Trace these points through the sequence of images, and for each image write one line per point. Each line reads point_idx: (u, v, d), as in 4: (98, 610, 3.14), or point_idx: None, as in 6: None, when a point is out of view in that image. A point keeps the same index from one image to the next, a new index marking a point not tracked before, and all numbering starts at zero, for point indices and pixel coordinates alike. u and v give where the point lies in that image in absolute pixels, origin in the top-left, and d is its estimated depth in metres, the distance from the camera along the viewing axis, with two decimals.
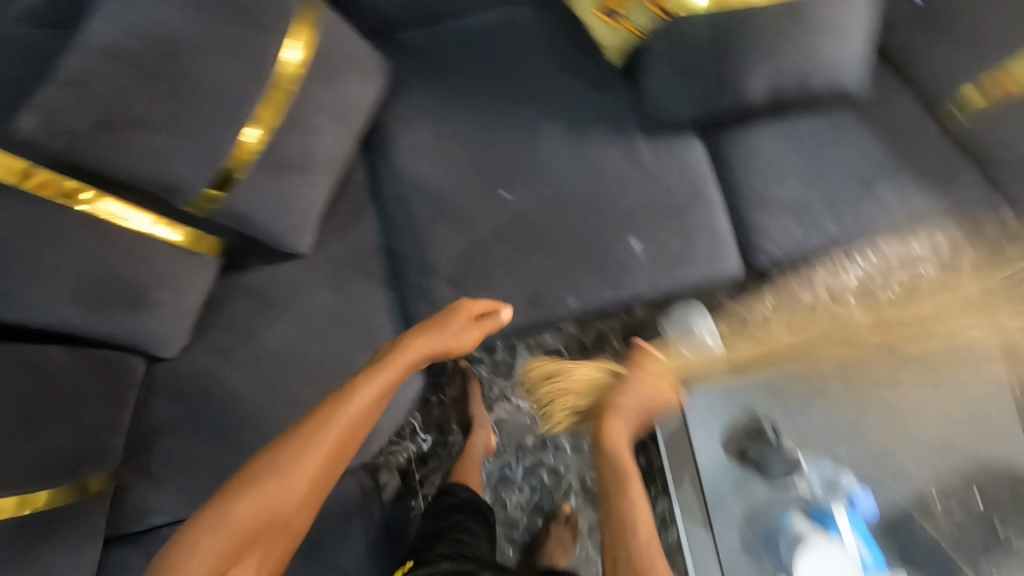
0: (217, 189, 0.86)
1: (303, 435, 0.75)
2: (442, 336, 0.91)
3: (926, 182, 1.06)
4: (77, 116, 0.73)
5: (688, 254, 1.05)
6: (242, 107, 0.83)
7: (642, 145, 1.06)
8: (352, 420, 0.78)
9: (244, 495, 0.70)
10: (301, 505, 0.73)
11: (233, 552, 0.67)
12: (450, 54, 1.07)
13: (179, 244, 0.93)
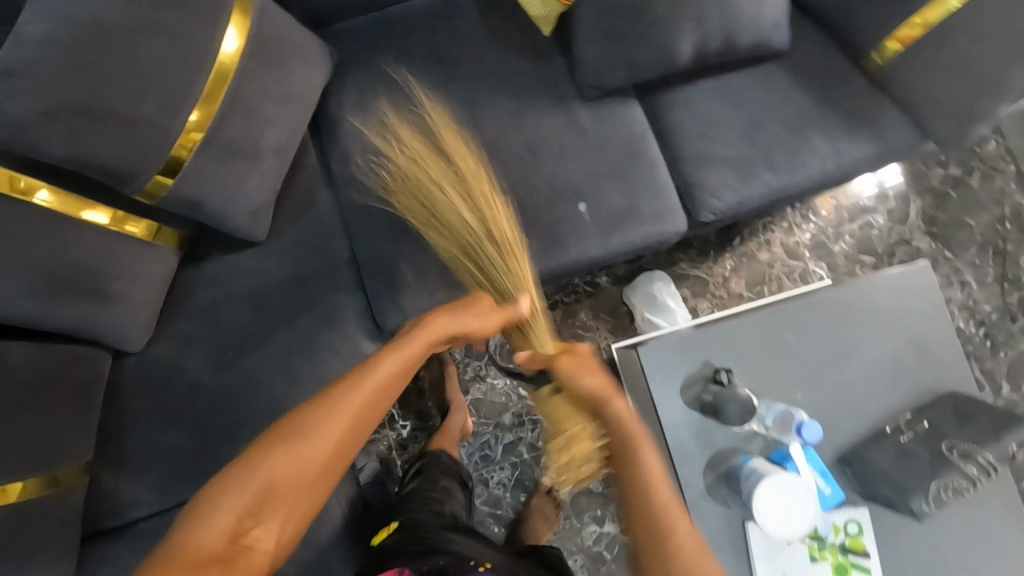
0: (167, 175, 0.88)
1: (327, 398, 0.69)
2: (466, 314, 0.83)
3: (861, 129, 1.08)
4: (21, 109, 0.75)
5: (634, 212, 1.08)
6: (182, 94, 0.85)
7: (584, 113, 1.09)
8: (380, 386, 0.71)
9: (263, 449, 0.65)
10: (323, 470, 0.67)
11: (255, 507, 0.63)
12: (386, 38, 1.11)
13: (139, 236, 0.95)
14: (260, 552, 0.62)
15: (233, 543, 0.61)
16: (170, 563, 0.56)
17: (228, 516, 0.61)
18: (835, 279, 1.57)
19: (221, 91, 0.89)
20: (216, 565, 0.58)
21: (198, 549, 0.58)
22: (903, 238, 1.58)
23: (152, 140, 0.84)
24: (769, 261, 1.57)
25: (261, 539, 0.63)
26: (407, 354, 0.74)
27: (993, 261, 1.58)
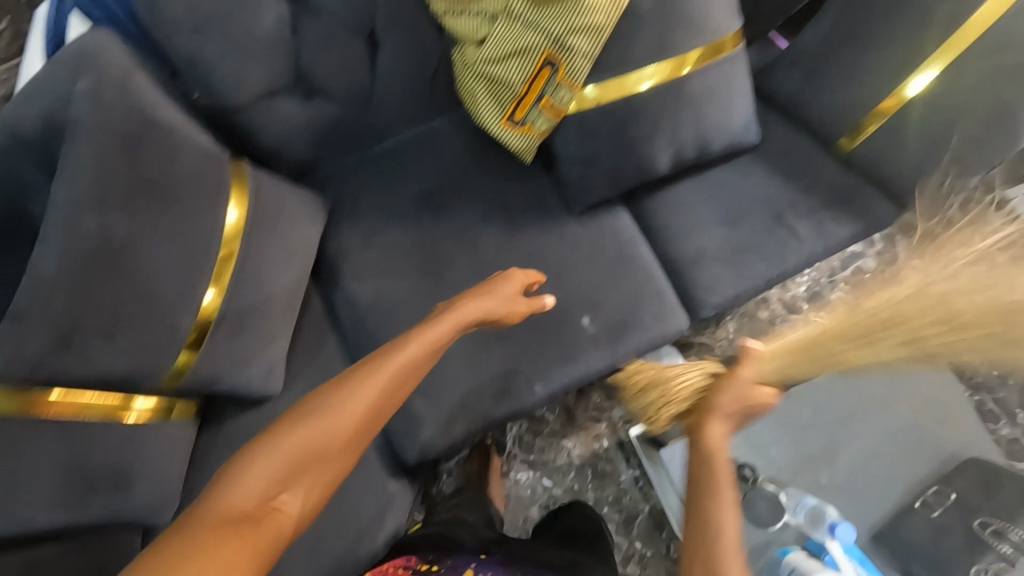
0: (191, 350, 0.92)
1: (347, 376, 0.71)
2: (490, 300, 0.85)
3: (842, 208, 1.11)
4: (36, 341, 0.75)
5: (635, 320, 1.09)
6: (192, 279, 0.89)
7: (573, 226, 1.12)
8: (400, 369, 0.73)
9: (290, 420, 0.66)
10: (349, 444, 0.67)
11: (284, 473, 0.63)
12: (371, 179, 1.14)
13: (154, 416, 0.97)
14: (285, 518, 0.61)
15: (262, 507, 0.61)
16: (202, 521, 0.57)
17: (256, 482, 0.61)
18: None
19: (229, 265, 0.93)
20: (243, 526, 0.58)
21: (229, 509, 0.59)
22: (896, 278, 1.61)
23: (167, 329, 0.87)
24: (770, 319, 1.60)
25: (287, 504, 0.62)
26: (431, 336, 0.78)
27: None
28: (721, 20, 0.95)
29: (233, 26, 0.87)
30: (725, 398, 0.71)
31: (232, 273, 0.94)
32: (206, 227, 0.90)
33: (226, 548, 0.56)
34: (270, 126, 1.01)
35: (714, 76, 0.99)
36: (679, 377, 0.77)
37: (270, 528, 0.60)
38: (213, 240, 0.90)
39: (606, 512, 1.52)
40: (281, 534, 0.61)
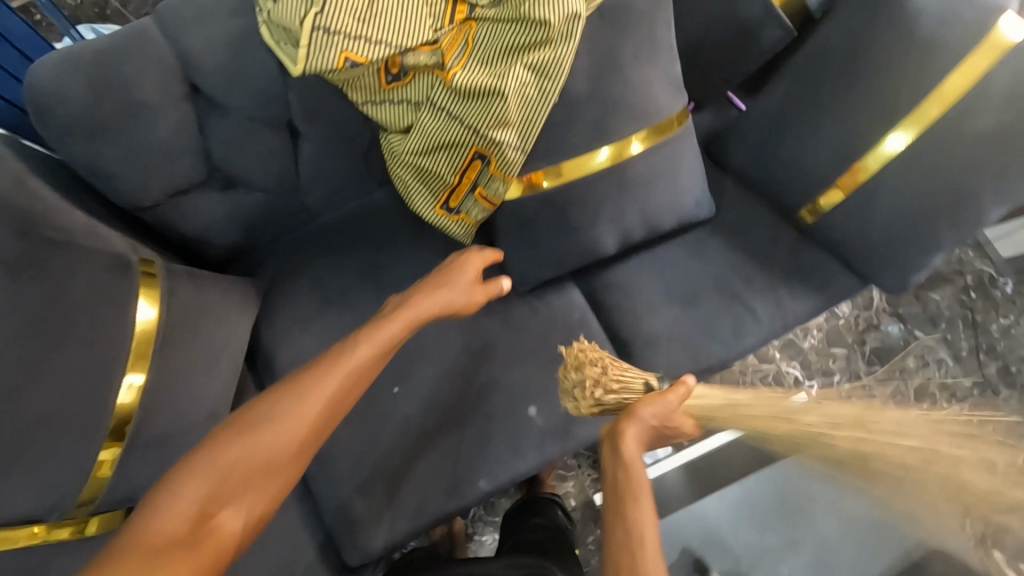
0: (114, 442, 0.84)
1: (291, 386, 0.67)
2: (443, 294, 0.80)
3: (801, 282, 1.05)
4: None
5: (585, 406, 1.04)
6: (101, 392, 0.82)
7: (521, 308, 1.07)
8: (351, 373, 0.69)
9: (232, 433, 0.62)
10: (293, 454, 0.64)
11: (224, 487, 0.60)
12: (306, 263, 1.08)
13: (70, 535, 0.83)
14: (226, 536, 0.58)
15: (197, 529, 0.57)
16: (131, 550, 0.53)
17: (191, 501, 0.58)
18: (810, 378, 1.54)
19: (144, 365, 0.87)
20: (179, 550, 0.55)
21: (161, 533, 0.55)
22: (870, 324, 1.56)
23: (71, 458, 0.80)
24: (742, 369, 1.55)
25: (227, 522, 0.59)
26: (382, 338, 0.73)
27: (965, 333, 1.55)
28: (663, 101, 0.88)
29: (132, 130, 0.81)
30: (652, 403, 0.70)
31: (150, 371, 0.87)
32: (112, 343, 0.83)
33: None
34: (187, 221, 0.94)
35: (660, 158, 0.92)
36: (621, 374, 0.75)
37: (207, 549, 0.57)
38: (123, 348, 0.84)
39: None
40: (220, 552, 0.57)
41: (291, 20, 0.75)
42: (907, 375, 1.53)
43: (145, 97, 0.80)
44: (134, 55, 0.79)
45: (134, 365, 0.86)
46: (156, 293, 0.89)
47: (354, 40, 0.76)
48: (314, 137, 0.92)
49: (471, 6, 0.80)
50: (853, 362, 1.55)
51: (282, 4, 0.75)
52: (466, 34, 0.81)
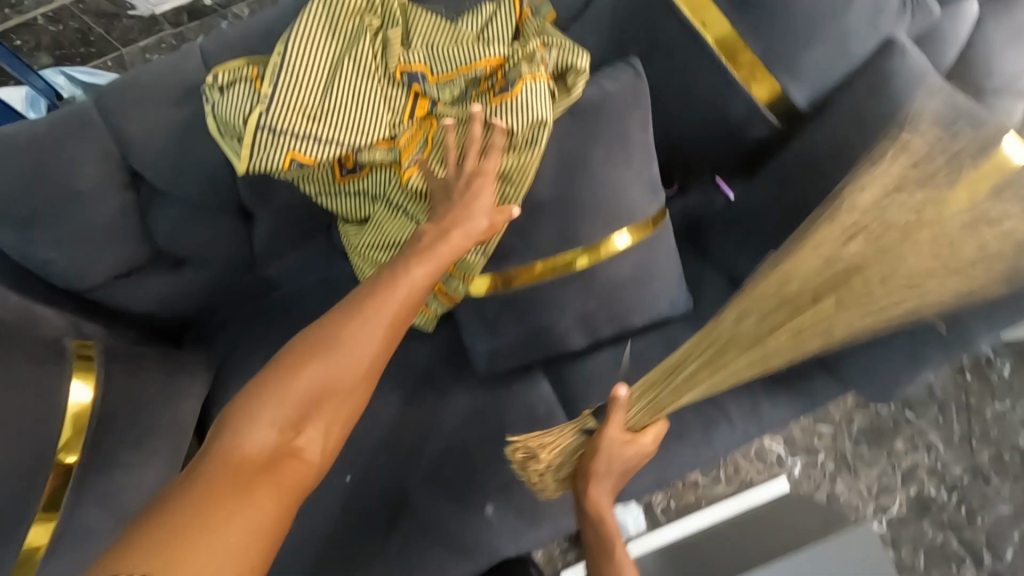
0: (47, 518, 0.77)
1: (349, 308, 0.62)
2: (472, 219, 0.69)
3: (782, 386, 0.99)
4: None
5: (544, 511, 0.96)
6: (29, 477, 0.75)
7: (483, 397, 1.03)
8: (407, 297, 0.64)
9: (297, 355, 0.59)
10: (365, 374, 0.60)
11: (301, 410, 0.57)
12: (260, 335, 1.03)
13: None
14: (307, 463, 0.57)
15: (278, 452, 0.55)
16: (218, 468, 0.52)
17: (271, 425, 0.56)
18: (794, 453, 1.48)
19: (79, 444, 0.80)
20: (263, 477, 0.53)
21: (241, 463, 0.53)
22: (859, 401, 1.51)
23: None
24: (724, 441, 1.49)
25: (306, 448, 0.57)
26: (436, 262, 0.66)
27: (958, 417, 1.50)
28: (634, 204, 0.83)
29: (65, 217, 0.76)
30: (602, 446, 0.70)
31: (84, 446, 0.81)
32: (39, 438, 0.77)
33: (250, 499, 0.51)
34: (130, 301, 0.90)
35: (630, 260, 0.87)
36: (553, 443, 0.76)
37: (291, 469, 0.55)
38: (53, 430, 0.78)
39: None
40: (303, 471, 0.56)
41: (237, 116, 0.70)
42: (895, 457, 1.48)
43: (82, 181, 0.75)
44: (74, 138, 0.75)
45: (67, 441, 0.79)
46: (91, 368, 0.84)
47: (301, 140, 0.69)
48: (266, 220, 0.87)
49: (433, 101, 0.74)
50: (839, 440, 1.49)
51: (229, 99, 0.70)
52: (426, 131, 0.75)
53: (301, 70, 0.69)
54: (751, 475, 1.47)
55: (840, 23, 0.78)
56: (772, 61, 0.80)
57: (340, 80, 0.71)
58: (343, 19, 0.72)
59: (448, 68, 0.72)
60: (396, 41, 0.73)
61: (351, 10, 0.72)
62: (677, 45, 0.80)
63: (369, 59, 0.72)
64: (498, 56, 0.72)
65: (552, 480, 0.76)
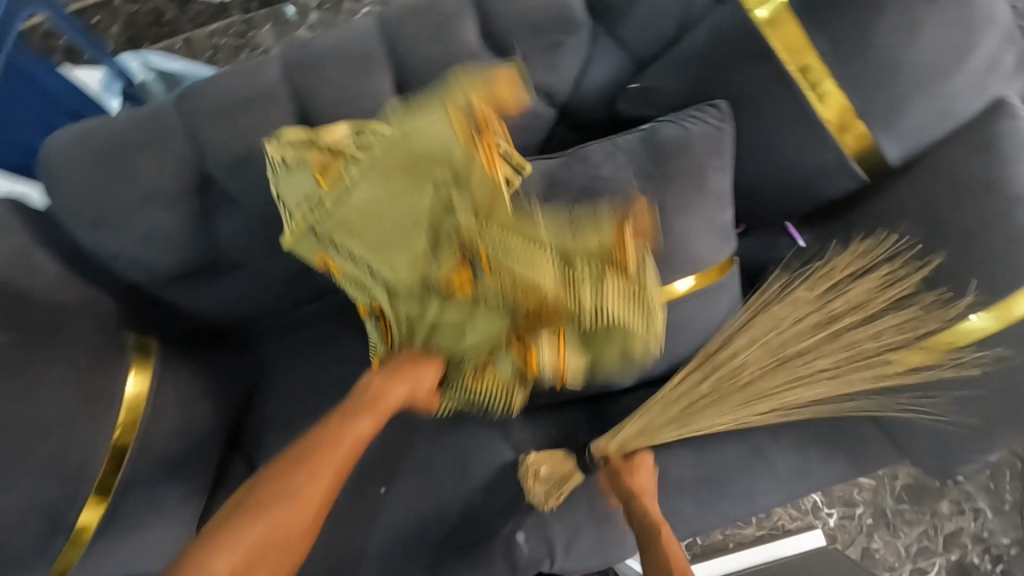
0: (99, 499, 0.80)
1: (296, 468, 0.61)
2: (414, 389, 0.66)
3: (838, 447, 0.95)
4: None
5: (575, 547, 0.95)
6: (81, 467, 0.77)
7: (522, 423, 1.01)
8: (352, 449, 0.64)
9: (253, 513, 0.57)
10: (313, 521, 0.59)
11: (248, 561, 0.55)
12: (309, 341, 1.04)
13: None
14: None
15: None
16: None
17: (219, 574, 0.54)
18: (831, 504, 1.44)
19: (133, 432, 0.82)
20: None
21: None
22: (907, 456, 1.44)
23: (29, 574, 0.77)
24: None
25: None
26: (387, 410, 0.66)
27: (1011, 484, 1.42)
28: (705, 253, 0.80)
29: (138, 223, 0.77)
30: (648, 466, 0.90)
31: (138, 435, 0.83)
32: (88, 442, 0.78)
33: None
34: (189, 299, 0.90)
35: (692, 304, 0.84)
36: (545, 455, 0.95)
37: None
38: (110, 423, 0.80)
39: None
40: None
41: (290, 198, 0.63)
42: (938, 518, 1.41)
43: (154, 184, 0.76)
44: (150, 142, 0.75)
45: (121, 429, 0.81)
46: (146, 359, 0.86)
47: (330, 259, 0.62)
48: None
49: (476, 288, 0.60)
50: (881, 496, 1.43)
51: (289, 180, 0.63)
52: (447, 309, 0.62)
53: (353, 203, 0.57)
54: (785, 522, 1.43)
55: (948, 83, 0.74)
56: (870, 115, 0.75)
57: (393, 232, 0.58)
58: (414, 163, 0.57)
59: (508, 269, 0.59)
60: (464, 205, 0.58)
61: (433, 152, 0.57)
62: (765, 89, 0.76)
63: (433, 214, 0.57)
64: (557, 283, 0.60)
65: (541, 484, 0.94)
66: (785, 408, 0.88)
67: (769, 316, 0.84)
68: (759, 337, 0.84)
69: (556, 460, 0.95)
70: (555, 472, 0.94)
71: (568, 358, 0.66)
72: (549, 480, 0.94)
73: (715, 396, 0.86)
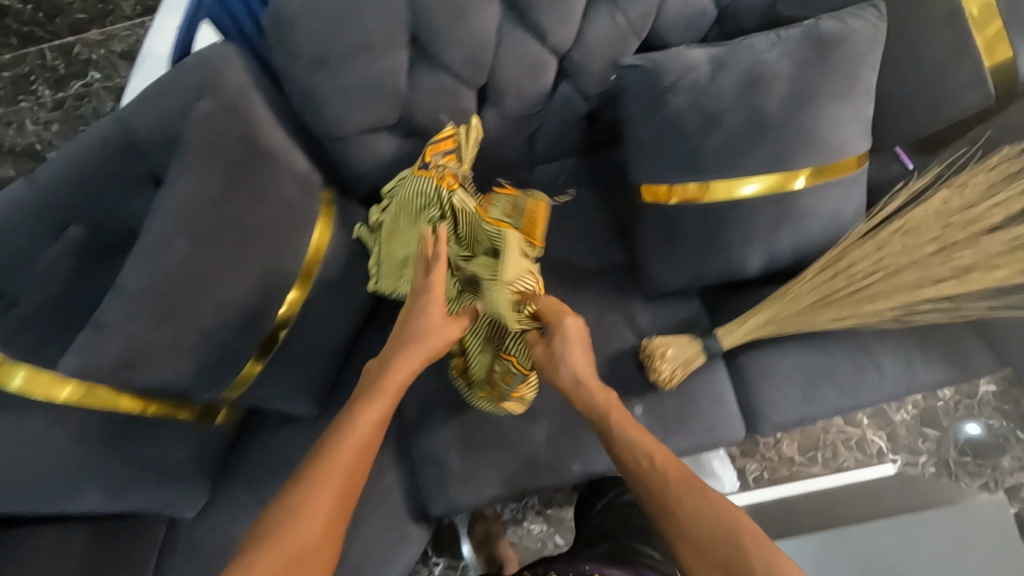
0: (258, 360, 0.95)
1: (310, 471, 0.68)
2: (419, 338, 0.80)
3: (937, 351, 1.03)
4: (108, 361, 0.74)
5: (690, 420, 1.04)
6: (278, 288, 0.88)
7: (643, 312, 1.09)
8: (358, 442, 0.72)
9: (301, 488, 0.67)
10: (325, 529, 0.65)
11: None
12: None
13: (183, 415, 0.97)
14: None
15: None
16: None
17: None
18: (894, 451, 1.51)
19: (303, 287, 0.96)
20: None
21: None
22: (973, 414, 1.49)
23: (213, 389, 0.90)
24: (824, 426, 1.53)
25: None
26: (383, 397, 0.76)
27: None
28: (849, 140, 0.89)
29: (351, 70, 0.87)
30: (563, 332, 0.82)
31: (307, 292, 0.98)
32: None
33: None
34: (362, 159, 0.99)
35: (825, 193, 0.93)
36: (667, 339, 1.00)
37: None
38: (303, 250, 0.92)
39: (539, 529, 1.53)
40: None
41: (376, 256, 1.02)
42: (999, 473, 1.45)
43: (370, 35, 0.85)
44: None
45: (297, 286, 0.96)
46: (329, 222, 0.99)
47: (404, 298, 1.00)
48: (498, 106, 0.98)
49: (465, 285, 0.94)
50: (943, 449, 1.49)
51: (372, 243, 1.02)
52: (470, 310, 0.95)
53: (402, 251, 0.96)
54: (846, 461, 1.51)
55: None
56: (1013, 19, 0.87)
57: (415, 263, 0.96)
58: (421, 207, 0.92)
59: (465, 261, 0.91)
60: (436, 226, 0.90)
61: (425, 199, 0.91)
62: None
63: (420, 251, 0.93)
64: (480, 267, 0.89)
65: (666, 363, 0.99)
66: (905, 318, 0.96)
67: (915, 214, 0.91)
68: (890, 235, 0.92)
69: (675, 339, 1.00)
70: (678, 349, 1.00)
71: (505, 365, 0.95)
72: (675, 359, 0.99)
73: (842, 287, 0.94)
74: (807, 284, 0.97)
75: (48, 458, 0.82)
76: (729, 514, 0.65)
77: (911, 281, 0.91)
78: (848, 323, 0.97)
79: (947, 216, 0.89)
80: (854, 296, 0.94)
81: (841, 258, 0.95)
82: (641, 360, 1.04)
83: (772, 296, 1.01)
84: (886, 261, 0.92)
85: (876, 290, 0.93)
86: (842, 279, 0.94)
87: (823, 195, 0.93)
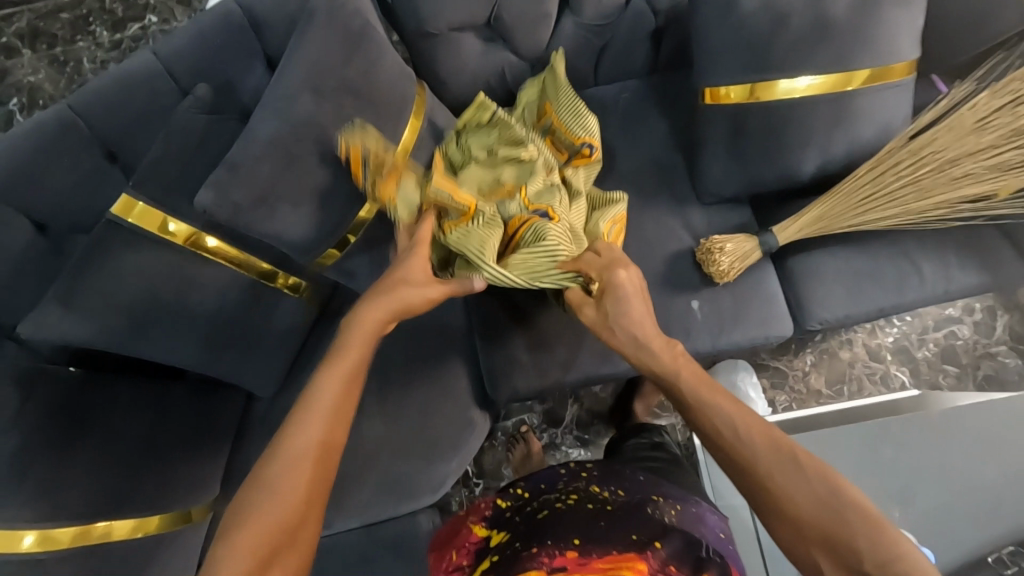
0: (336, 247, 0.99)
1: (280, 441, 0.65)
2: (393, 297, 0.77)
3: (970, 256, 1.11)
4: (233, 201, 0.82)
5: (742, 314, 1.11)
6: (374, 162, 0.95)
7: (698, 218, 1.16)
8: (333, 408, 0.67)
9: (276, 462, 0.63)
10: (302, 505, 0.62)
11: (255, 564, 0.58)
12: None
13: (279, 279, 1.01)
14: None
15: None
16: None
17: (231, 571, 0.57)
18: (915, 385, 1.59)
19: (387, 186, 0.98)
20: None
21: None
22: (990, 352, 1.57)
23: (307, 253, 0.96)
24: (850, 361, 1.60)
25: None
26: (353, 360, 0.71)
27: None
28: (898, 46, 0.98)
29: None
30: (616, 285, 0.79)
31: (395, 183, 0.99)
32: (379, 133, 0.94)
33: None
34: (448, 58, 1.06)
35: (875, 97, 1.01)
36: (725, 236, 1.08)
37: None
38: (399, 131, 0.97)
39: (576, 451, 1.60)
40: None
41: None
42: None
43: None
44: None
45: None
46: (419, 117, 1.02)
47: None
48: (577, 13, 1.07)
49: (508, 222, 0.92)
50: (962, 384, 1.57)
51: None
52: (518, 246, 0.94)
53: None
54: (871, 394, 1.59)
55: None
56: None
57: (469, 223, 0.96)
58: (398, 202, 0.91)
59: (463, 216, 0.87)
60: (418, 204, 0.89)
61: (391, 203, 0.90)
62: None
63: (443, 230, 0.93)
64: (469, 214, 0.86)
65: (724, 256, 1.06)
66: (941, 218, 1.04)
67: (963, 115, 0.98)
68: (936, 138, 0.99)
69: (732, 237, 1.08)
70: (735, 244, 1.07)
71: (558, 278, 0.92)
72: (733, 253, 1.07)
73: (884, 187, 1.02)
74: (855, 185, 1.04)
75: (166, 304, 0.89)
76: (831, 477, 0.59)
77: (947, 181, 0.99)
78: (888, 221, 1.05)
79: (989, 117, 0.96)
80: (894, 196, 1.02)
81: (886, 159, 1.03)
82: (698, 261, 1.11)
83: (822, 196, 1.09)
84: (928, 162, 0.99)
85: (915, 190, 1.01)
86: (886, 179, 1.02)
87: (873, 99, 1.01)
